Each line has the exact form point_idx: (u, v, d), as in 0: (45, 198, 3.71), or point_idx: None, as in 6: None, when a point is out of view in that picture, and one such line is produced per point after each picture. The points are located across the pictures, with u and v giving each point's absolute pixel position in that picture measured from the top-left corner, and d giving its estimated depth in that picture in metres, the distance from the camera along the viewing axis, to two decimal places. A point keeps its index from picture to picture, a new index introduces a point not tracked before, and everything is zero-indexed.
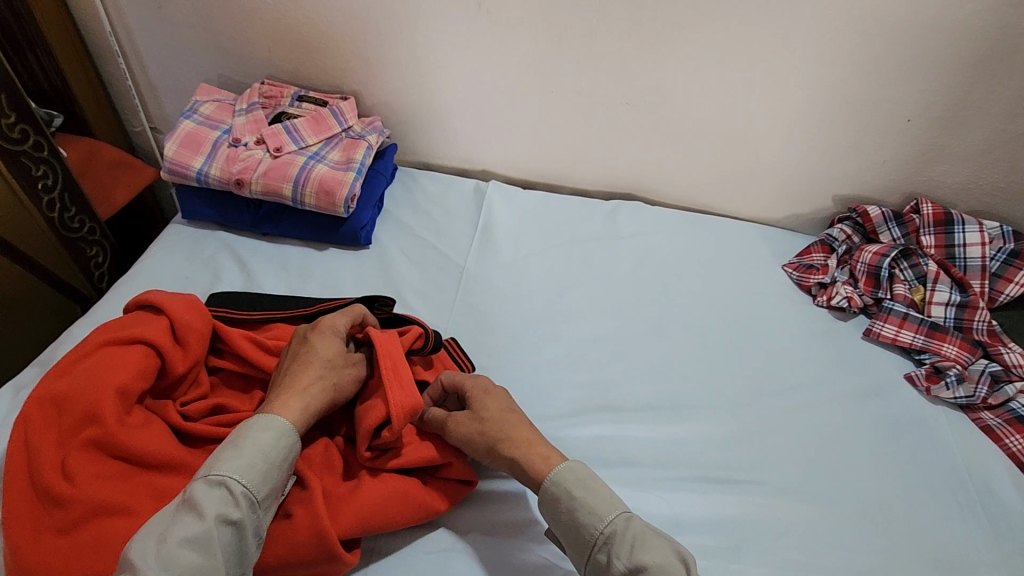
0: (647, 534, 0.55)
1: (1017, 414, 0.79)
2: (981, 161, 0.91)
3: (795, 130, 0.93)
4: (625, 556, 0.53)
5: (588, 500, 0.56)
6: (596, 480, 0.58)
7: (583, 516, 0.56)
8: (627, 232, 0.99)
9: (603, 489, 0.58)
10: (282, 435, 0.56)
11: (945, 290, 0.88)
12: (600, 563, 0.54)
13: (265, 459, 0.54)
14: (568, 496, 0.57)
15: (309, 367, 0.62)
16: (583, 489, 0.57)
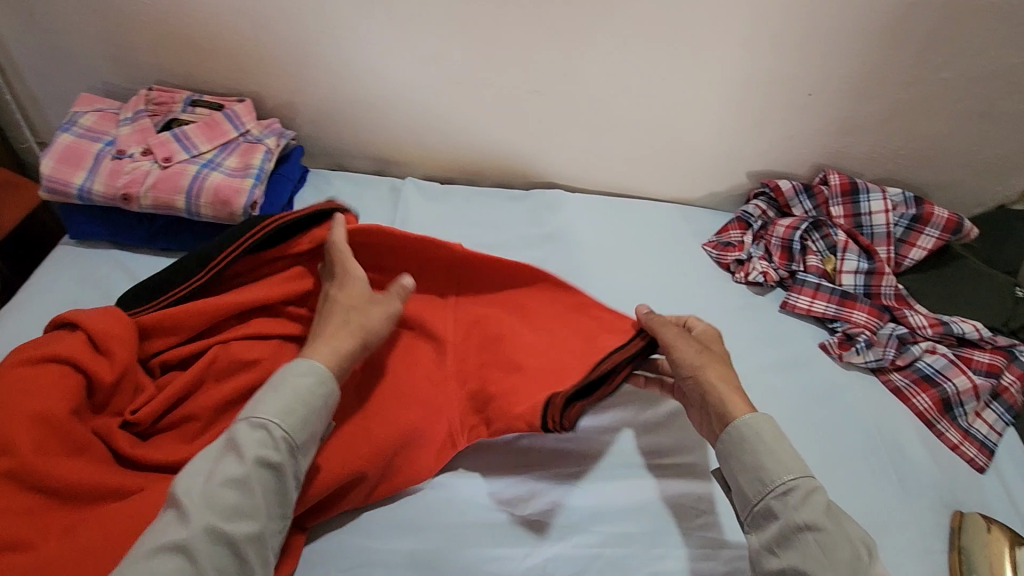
0: (818, 497, 0.56)
1: (923, 372, 0.82)
2: (881, 131, 0.94)
3: (704, 111, 0.93)
4: (804, 513, 0.55)
5: (786, 456, 0.58)
6: (784, 438, 0.60)
7: (771, 464, 0.58)
8: (548, 221, 0.98)
9: (790, 447, 0.60)
10: (319, 379, 0.59)
11: (854, 259, 0.91)
12: (773, 511, 0.56)
13: (303, 403, 0.57)
14: (756, 442, 0.59)
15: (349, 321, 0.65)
16: (776, 442, 0.59)
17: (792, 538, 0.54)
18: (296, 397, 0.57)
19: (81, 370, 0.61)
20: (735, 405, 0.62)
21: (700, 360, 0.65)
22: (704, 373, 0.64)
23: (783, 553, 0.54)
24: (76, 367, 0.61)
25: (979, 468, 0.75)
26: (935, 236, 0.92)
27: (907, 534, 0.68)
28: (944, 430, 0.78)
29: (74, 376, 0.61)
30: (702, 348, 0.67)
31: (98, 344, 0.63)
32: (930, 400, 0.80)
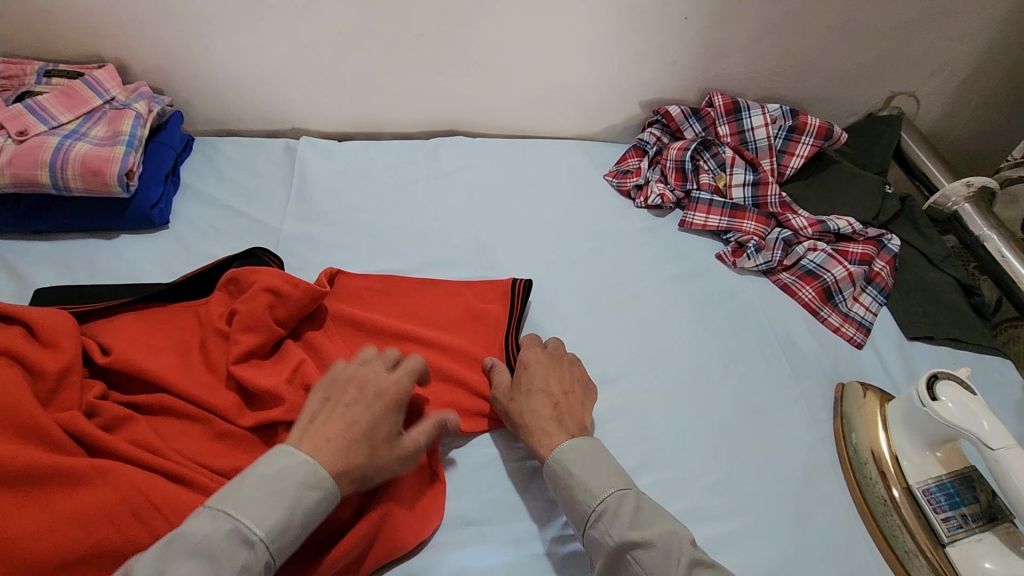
0: (633, 507, 0.57)
1: (807, 268, 0.88)
2: (754, 50, 0.99)
3: (588, 43, 0.95)
4: (617, 533, 0.55)
5: (585, 479, 0.59)
6: (592, 456, 0.61)
7: (579, 494, 0.58)
8: (452, 166, 0.98)
9: (602, 468, 0.60)
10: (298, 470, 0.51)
11: (741, 173, 0.97)
12: (594, 540, 0.57)
13: (292, 516, 0.50)
14: (568, 475, 0.60)
15: (356, 441, 0.55)
16: (581, 467, 0.60)
17: (615, 563, 0.55)
18: (281, 498, 0.50)
19: (24, 358, 0.57)
20: (544, 439, 0.63)
21: (529, 407, 0.65)
22: (523, 421, 0.65)
23: None
24: (19, 355, 0.57)
25: (858, 345, 0.83)
26: (811, 143, 0.98)
27: (799, 410, 0.75)
28: (827, 316, 0.85)
29: (14, 365, 0.56)
30: (543, 392, 0.66)
31: (42, 337, 0.60)
32: (814, 291, 0.87)
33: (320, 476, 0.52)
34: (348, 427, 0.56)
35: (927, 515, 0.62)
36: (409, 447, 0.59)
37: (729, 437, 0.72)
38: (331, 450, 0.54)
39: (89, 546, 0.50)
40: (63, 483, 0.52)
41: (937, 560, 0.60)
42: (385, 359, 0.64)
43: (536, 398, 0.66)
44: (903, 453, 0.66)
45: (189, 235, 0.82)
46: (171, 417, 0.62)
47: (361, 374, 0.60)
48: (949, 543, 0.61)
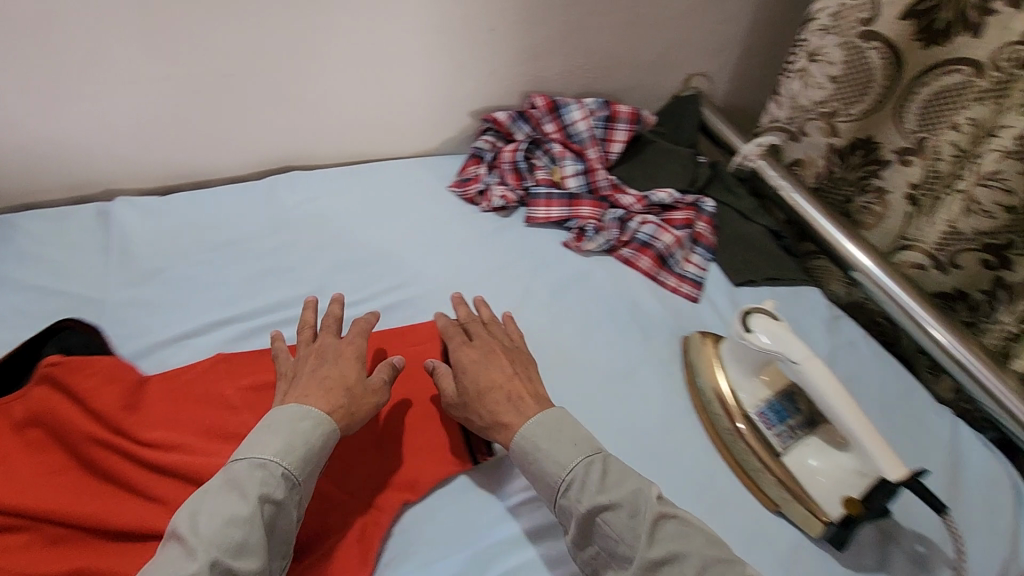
0: (593, 470, 0.58)
1: (642, 240, 0.97)
2: (561, 51, 1.08)
3: (404, 63, 0.98)
4: (586, 500, 0.56)
5: (552, 453, 0.60)
6: (558, 427, 0.62)
7: (547, 466, 0.60)
8: (290, 202, 0.96)
9: (567, 436, 0.61)
10: (316, 424, 0.58)
11: (571, 164, 1.04)
12: (564, 508, 0.58)
13: (305, 444, 0.57)
14: (536, 450, 0.61)
15: (332, 390, 0.62)
16: (549, 441, 0.61)
17: (583, 531, 0.57)
18: (293, 437, 0.56)
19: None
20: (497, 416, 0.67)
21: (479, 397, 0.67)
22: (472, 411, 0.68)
23: (590, 540, 0.57)
24: None
25: (694, 299, 0.93)
26: (626, 129, 1.08)
27: (653, 368, 0.82)
28: (665, 279, 0.94)
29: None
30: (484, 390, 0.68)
31: None
32: (650, 259, 0.95)
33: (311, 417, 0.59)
34: (321, 380, 0.63)
35: (763, 433, 0.71)
36: (376, 381, 0.66)
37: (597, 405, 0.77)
38: (318, 394, 0.62)
39: None
40: None
41: (776, 469, 0.69)
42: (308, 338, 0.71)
43: (489, 397, 0.66)
44: (736, 385, 0.74)
45: None
46: None
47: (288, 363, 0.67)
48: (782, 454, 0.69)
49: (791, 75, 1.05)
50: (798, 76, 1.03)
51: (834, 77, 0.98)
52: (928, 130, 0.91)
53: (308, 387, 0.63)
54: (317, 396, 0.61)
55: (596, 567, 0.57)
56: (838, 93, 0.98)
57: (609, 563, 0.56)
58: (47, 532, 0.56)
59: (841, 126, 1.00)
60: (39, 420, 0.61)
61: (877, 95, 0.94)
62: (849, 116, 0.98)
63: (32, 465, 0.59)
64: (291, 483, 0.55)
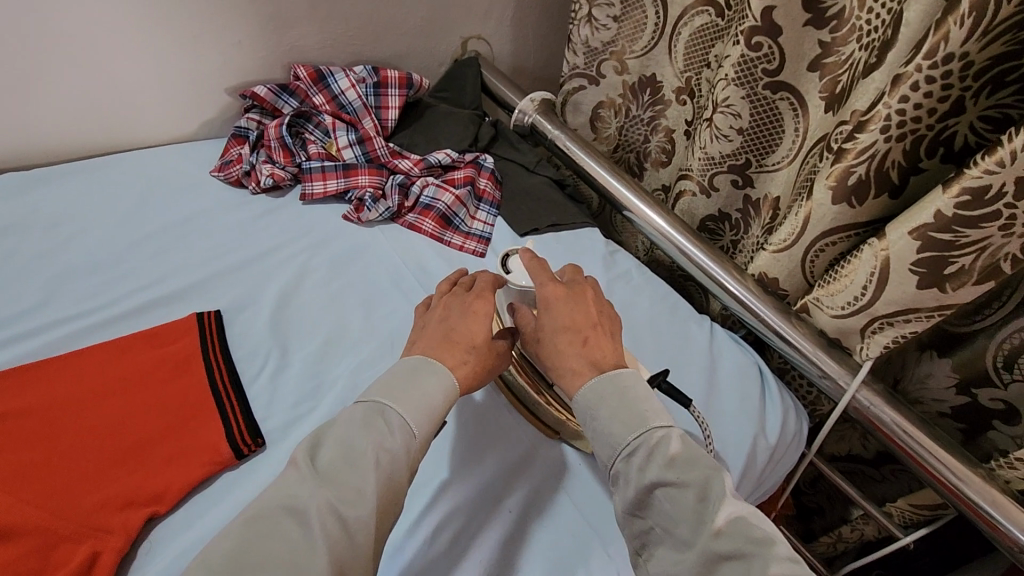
0: (654, 453, 0.55)
1: (424, 203, 0.96)
2: (317, 18, 1.02)
3: (120, 35, 0.87)
4: (647, 471, 0.54)
5: (618, 429, 0.57)
6: (618, 401, 0.59)
7: (612, 427, 0.58)
8: (1, 209, 0.81)
9: (631, 398, 0.59)
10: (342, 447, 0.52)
11: (344, 135, 1.00)
12: (622, 474, 0.56)
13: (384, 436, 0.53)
14: (596, 408, 0.59)
15: (457, 348, 0.63)
16: (605, 405, 0.59)
17: (639, 499, 0.54)
18: (360, 427, 0.54)
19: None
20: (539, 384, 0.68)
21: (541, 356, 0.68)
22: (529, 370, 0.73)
23: (644, 513, 0.54)
24: None
25: (482, 254, 0.94)
26: (397, 94, 1.05)
27: None
28: (450, 238, 0.94)
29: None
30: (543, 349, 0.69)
31: None
32: (434, 220, 0.95)
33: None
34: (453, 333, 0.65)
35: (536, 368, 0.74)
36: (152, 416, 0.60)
37: None
38: (448, 351, 0.62)
39: None
40: None
41: (547, 398, 0.72)
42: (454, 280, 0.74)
43: (561, 337, 0.65)
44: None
45: None
46: None
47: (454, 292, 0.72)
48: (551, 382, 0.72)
49: (578, 23, 1.10)
50: (586, 23, 1.09)
51: (616, 18, 1.05)
52: (693, 66, 1.01)
53: (433, 340, 0.64)
54: (444, 353, 0.62)
55: (648, 540, 0.55)
56: (621, 32, 1.07)
57: (647, 561, 0.55)
58: None
59: (630, 64, 1.09)
60: None
61: (651, 30, 1.03)
62: (633, 51, 1.07)
63: None
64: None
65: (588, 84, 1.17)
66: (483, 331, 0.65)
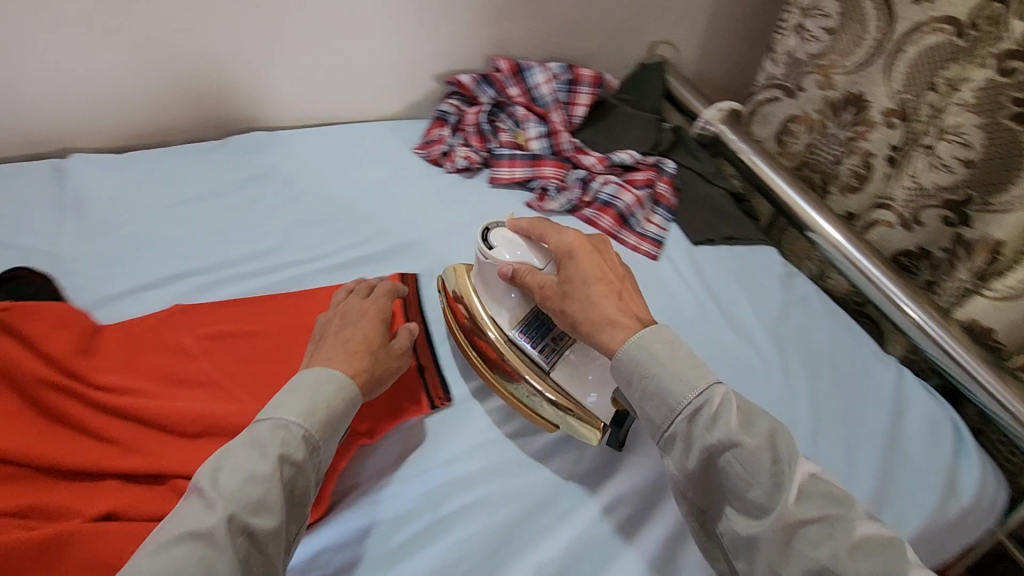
0: (719, 419, 0.55)
1: (604, 199, 0.98)
2: (524, 14, 1.08)
3: (362, 19, 0.97)
4: (712, 434, 0.55)
5: (669, 375, 0.58)
6: (668, 347, 0.60)
7: (671, 385, 0.57)
8: (252, 161, 0.95)
9: (688, 353, 0.60)
10: (339, 386, 0.59)
11: (534, 126, 1.05)
12: (682, 434, 0.57)
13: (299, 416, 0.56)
14: (650, 362, 0.59)
15: (357, 352, 0.64)
16: (668, 351, 0.59)
17: (705, 460, 0.55)
18: (316, 397, 0.57)
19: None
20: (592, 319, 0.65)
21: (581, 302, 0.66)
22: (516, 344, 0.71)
23: (721, 483, 0.56)
24: None
25: (654, 257, 0.95)
26: (589, 92, 1.10)
27: None
28: (625, 237, 0.96)
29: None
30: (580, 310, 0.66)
31: None
32: (612, 218, 0.97)
33: (311, 379, 0.59)
34: (343, 342, 0.65)
35: (527, 351, 0.70)
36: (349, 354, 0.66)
37: None
38: (341, 358, 0.63)
39: None
40: None
41: (517, 363, 0.70)
42: (359, 291, 0.74)
43: (594, 287, 0.66)
44: (494, 309, 0.73)
45: None
46: None
47: (341, 304, 0.72)
48: (549, 369, 0.69)
49: (787, 32, 1.09)
50: (794, 34, 1.08)
51: (830, 30, 1.02)
52: (914, 88, 0.92)
53: (334, 349, 0.64)
54: (342, 360, 0.63)
55: (716, 502, 0.57)
56: (834, 46, 1.02)
57: (714, 522, 0.58)
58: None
59: (838, 79, 1.02)
60: None
61: (870, 45, 0.97)
62: (845, 67, 1.01)
63: None
64: (272, 532, 0.51)
65: (783, 96, 1.13)
66: (379, 333, 0.67)
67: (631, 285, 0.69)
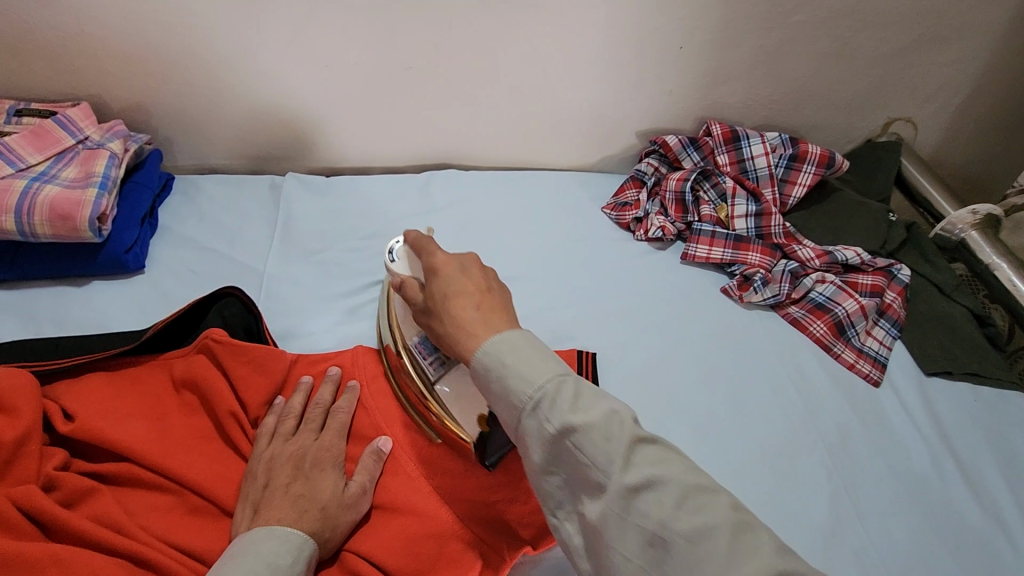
0: (626, 434, 0.43)
1: (817, 301, 0.85)
2: (751, 78, 0.98)
3: (579, 72, 0.93)
4: (556, 418, 0.44)
5: (571, 417, 0.44)
6: (572, 387, 0.46)
7: (512, 385, 0.46)
8: (445, 201, 0.95)
9: (538, 355, 0.47)
10: (271, 564, 0.49)
11: (743, 203, 0.93)
12: (531, 429, 0.45)
13: (268, 568, 0.48)
14: (498, 366, 0.47)
15: (304, 510, 0.54)
16: (514, 357, 0.47)
17: (556, 450, 0.44)
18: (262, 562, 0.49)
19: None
20: (469, 343, 0.50)
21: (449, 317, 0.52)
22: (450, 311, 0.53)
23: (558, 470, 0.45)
24: None
25: (875, 383, 0.79)
26: (812, 171, 0.96)
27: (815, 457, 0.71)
28: (839, 352, 0.82)
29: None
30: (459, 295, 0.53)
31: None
32: (825, 325, 0.83)
33: (292, 536, 0.51)
34: (293, 501, 0.54)
35: (419, 366, 0.64)
36: (356, 490, 0.57)
37: (743, 484, 0.68)
38: (291, 516, 0.53)
39: None
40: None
41: (442, 420, 0.61)
42: (313, 417, 0.62)
43: (455, 302, 0.53)
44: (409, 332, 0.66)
45: (167, 281, 0.77)
46: (140, 490, 0.56)
47: (291, 446, 0.59)
48: (488, 464, 0.59)
49: None
50: None
51: None
52: None
53: (286, 503, 0.54)
54: (291, 518, 0.53)
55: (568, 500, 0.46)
56: None
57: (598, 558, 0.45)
58: (187, 499, 0.57)
59: None
60: (195, 386, 0.62)
61: None
62: None
63: (184, 427, 0.61)
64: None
65: None
66: (333, 486, 0.56)
67: (497, 294, 0.54)
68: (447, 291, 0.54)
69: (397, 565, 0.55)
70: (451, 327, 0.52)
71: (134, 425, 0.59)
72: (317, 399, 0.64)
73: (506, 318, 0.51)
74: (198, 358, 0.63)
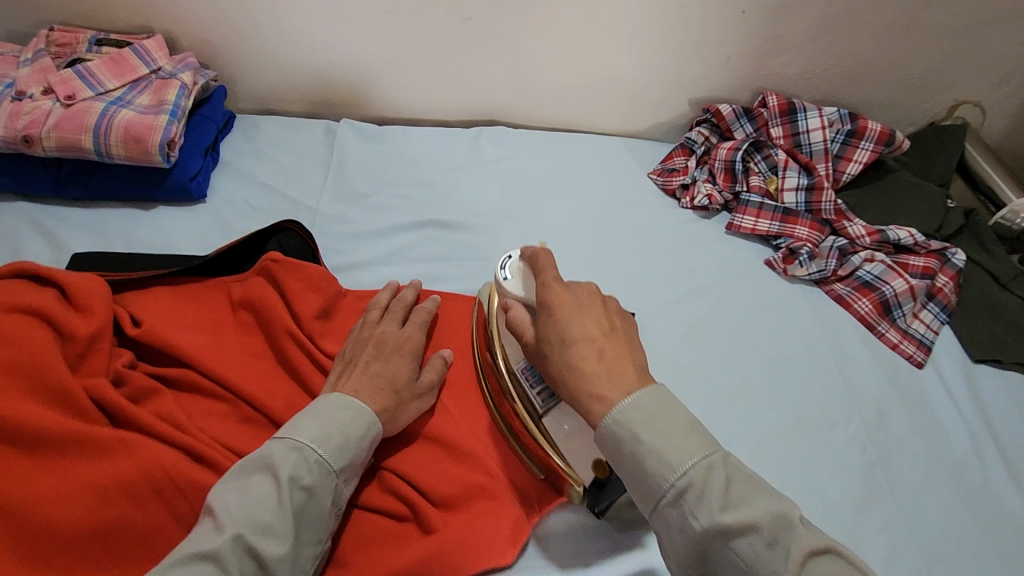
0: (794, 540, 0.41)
1: (863, 279, 0.83)
2: (814, 49, 0.95)
3: (637, 34, 0.92)
4: (643, 448, 0.47)
5: (659, 447, 0.46)
6: (661, 417, 0.47)
7: (649, 464, 0.46)
8: (492, 156, 0.96)
9: (674, 424, 0.47)
10: (345, 425, 0.54)
11: (794, 176, 0.91)
12: (614, 449, 0.48)
13: (342, 433, 0.53)
14: (633, 439, 0.47)
15: (382, 389, 0.58)
16: (650, 430, 0.47)
17: (644, 479, 0.47)
18: (333, 424, 0.53)
19: (55, 323, 0.55)
20: (603, 375, 0.51)
21: (548, 335, 0.54)
22: (573, 346, 0.53)
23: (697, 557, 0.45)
24: (50, 317, 0.55)
25: (919, 365, 0.78)
26: (870, 149, 0.93)
27: (850, 431, 0.70)
28: (883, 331, 0.80)
29: (45, 326, 0.55)
30: (580, 327, 0.53)
31: (75, 301, 0.58)
32: (870, 303, 0.82)
33: (363, 409, 0.55)
34: (373, 377, 0.59)
35: (525, 392, 0.61)
36: (423, 385, 0.62)
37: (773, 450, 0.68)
38: (369, 392, 0.58)
39: (105, 522, 0.48)
40: (85, 453, 0.50)
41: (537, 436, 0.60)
42: (395, 313, 0.67)
43: (576, 324, 0.54)
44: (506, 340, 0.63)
45: (227, 211, 0.81)
46: (197, 395, 0.60)
47: (377, 331, 0.64)
48: (543, 414, 0.60)
49: None
50: None
51: None
52: None
53: (362, 380, 0.59)
54: (366, 396, 0.57)
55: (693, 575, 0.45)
56: None
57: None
58: (239, 409, 0.60)
59: None
60: (251, 306, 0.66)
61: None
62: None
63: (238, 343, 0.65)
64: (325, 471, 0.51)
65: None
66: (408, 375, 0.61)
67: (619, 331, 0.55)
68: (564, 335, 0.53)
69: (432, 488, 0.58)
70: (560, 356, 0.53)
71: (194, 335, 0.62)
72: (397, 302, 0.69)
73: (632, 368, 0.51)
74: (256, 280, 0.67)
